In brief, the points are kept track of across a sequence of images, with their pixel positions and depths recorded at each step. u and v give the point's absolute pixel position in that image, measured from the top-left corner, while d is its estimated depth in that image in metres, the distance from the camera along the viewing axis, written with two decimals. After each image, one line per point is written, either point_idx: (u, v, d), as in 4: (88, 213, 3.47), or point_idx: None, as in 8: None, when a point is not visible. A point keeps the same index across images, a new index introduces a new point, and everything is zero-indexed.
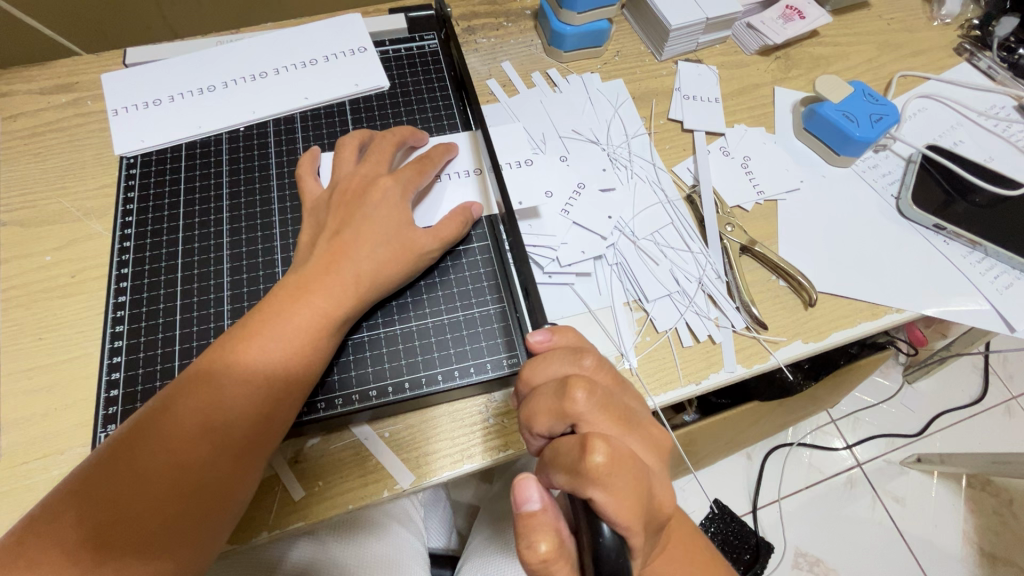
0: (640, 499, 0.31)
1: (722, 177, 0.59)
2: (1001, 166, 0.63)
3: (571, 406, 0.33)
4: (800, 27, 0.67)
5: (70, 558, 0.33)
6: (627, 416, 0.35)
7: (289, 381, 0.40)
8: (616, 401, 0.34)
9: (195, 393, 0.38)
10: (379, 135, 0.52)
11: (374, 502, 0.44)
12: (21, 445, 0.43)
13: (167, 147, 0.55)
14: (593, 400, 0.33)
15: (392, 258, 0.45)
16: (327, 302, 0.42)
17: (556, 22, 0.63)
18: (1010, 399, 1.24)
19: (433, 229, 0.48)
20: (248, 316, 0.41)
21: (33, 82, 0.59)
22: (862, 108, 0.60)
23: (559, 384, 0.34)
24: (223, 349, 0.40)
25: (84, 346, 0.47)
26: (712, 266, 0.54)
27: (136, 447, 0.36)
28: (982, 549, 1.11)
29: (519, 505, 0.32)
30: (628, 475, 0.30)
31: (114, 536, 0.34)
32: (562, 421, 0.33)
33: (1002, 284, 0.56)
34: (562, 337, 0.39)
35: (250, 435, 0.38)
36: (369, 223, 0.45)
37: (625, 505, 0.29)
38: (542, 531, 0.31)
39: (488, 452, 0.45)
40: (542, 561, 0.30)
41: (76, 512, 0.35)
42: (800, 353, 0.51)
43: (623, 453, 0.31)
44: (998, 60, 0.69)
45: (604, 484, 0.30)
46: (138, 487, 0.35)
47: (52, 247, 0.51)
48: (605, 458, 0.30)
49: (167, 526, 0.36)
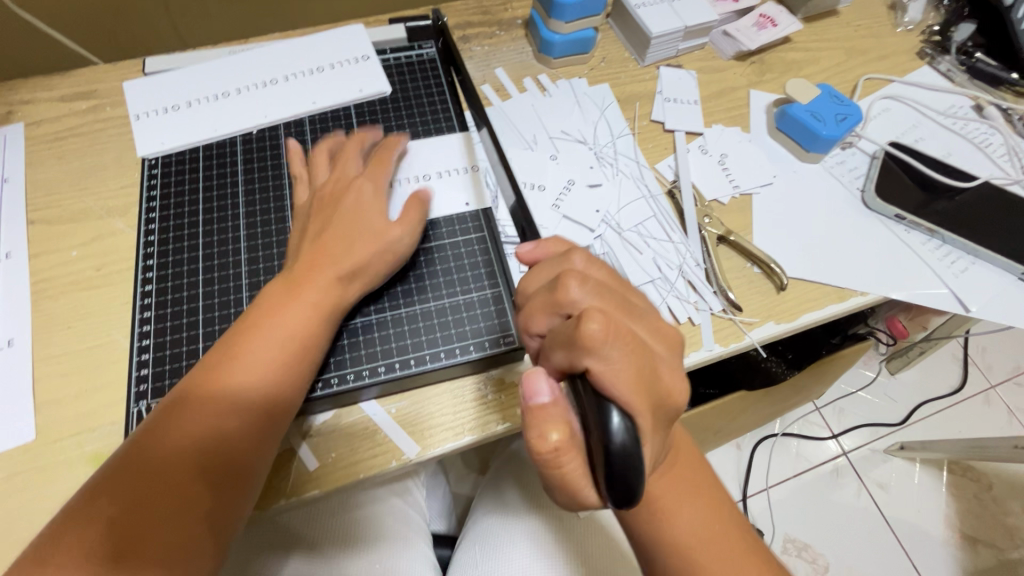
0: (639, 376, 0.33)
1: (701, 173, 0.64)
2: (959, 161, 0.68)
3: (564, 295, 0.36)
4: (773, 34, 0.72)
5: (102, 539, 0.36)
6: (625, 307, 0.38)
7: (292, 365, 0.44)
8: (609, 291, 0.37)
9: (209, 381, 0.42)
10: (345, 141, 0.56)
11: (383, 471, 0.47)
12: (56, 424, 0.47)
13: (184, 149, 0.59)
14: (586, 288, 0.36)
15: (369, 247, 0.48)
16: (312, 291, 0.46)
17: (546, 31, 0.67)
18: (989, 388, 1.29)
19: (400, 218, 0.51)
20: (251, 311, 0.46)
21: (56, 90, 0.63)
22: (829, 108, 0.64)
23: (553, 281, 0.37)
24: (232, 340, 0.44)
25: (112, 333, 0.51)
26: (692, 255, 0.58)
27: (160, 433, 0.40)
28: (962, 533, 1.16)
29: (529, 399, 0.34)
30: (623, 347, 0.33)
31: (142, 515, 0.37)
32: (558, 312, 0.37)
33: (958, 269, 0.61)
34: (548, 247, 0.43)
35: (261, 414, 0.43)
36: (344, 222, 0.49)
37: (623, 376, 0.32)
38: (552, 421, 0.33)
39: (489, 425, 0.49)
40: (553, 449, 0.33)
41: (106, 495, 0.38)
42: (773, 333, 0.55)
43: (618, 328, 0.33)
44: (956, 63, 0.74)
45: (602, 353, 0.32)
46: (145, 490, 0.38)
47: (77, 243, 0.55)
48: (600, 327, 0.32)
49: (190, 502, 0.39)
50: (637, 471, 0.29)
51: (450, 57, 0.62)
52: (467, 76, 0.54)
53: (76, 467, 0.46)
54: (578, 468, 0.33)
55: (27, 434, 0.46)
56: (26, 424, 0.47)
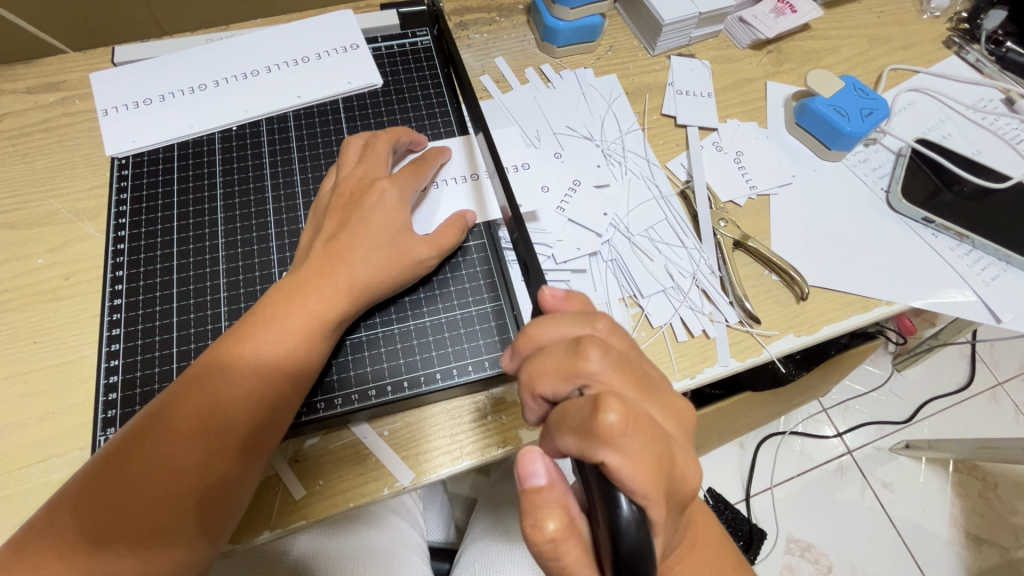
0: (657, 469, 0.29)
1: (716, 173, 0.59)
2: (988, 159, 0.64)
3: (583, 366, 0.31)
4: (792, 21, 0.67)
5: (70, 540, 0.34)
6: (644, 381, 0.33)
7: (283, 383, 0.40)
8: (630, 363, 0.33)
9: (192, 394, 0.38)
10: (376, 133, 0.51)
11: (375, 499, 0.44)
12: (19, 449, 0.43)
13: (158, 147, 0.54)
14: (606, 360, 0.32)
15: (386, 262, 0.44)
16: (324, 296, 0.42)
17: (550, 17, 0.62)
18: (996, 385, 1.27)
19: (429, 237, 0.47)
20: (243, 318, 0.42)
21: (21, 81, 0.58)
22: (853, 102, 0.60)
23: (570, 344, 0.33)
24: (220, 350, 0.40)
25: (80, 349, 0.47)
26: (706, 262, 0.55)
27: (152, 426, 0.37)
28: (967, 532, 1.14)
29: (525, 480, 0.32)
30: (644, 438, 0.29)
31: (116, 520, 0.35)
32: (571, 382, 0.32)
33: (989, 276, 0.57)
34: (574, 301, 0.38)
35: (247, 436, 0.39)
36: (367, 227, 0.45)
37: (641, 470, 0.28)
38: (549, 508, 0.31)
39: (488, 448, 0.46)
40: (551, 540, 0.31)
41: (78, 511, 0.35)
42: (793, 346, 0.52)
43: (639, 415, 0.29)
44: (986, 53, 0.70)
45: (618, 446, 0.28)
46: (131, 486, 0.36)
47: (44, 249, 0.51)
48: (619, 417, 0.28)
49: (165, 526, 0.36)
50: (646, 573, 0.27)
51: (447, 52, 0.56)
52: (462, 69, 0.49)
53: (42, 496, 0.42)
54: (580, 557, 0.31)
55: None
56: None
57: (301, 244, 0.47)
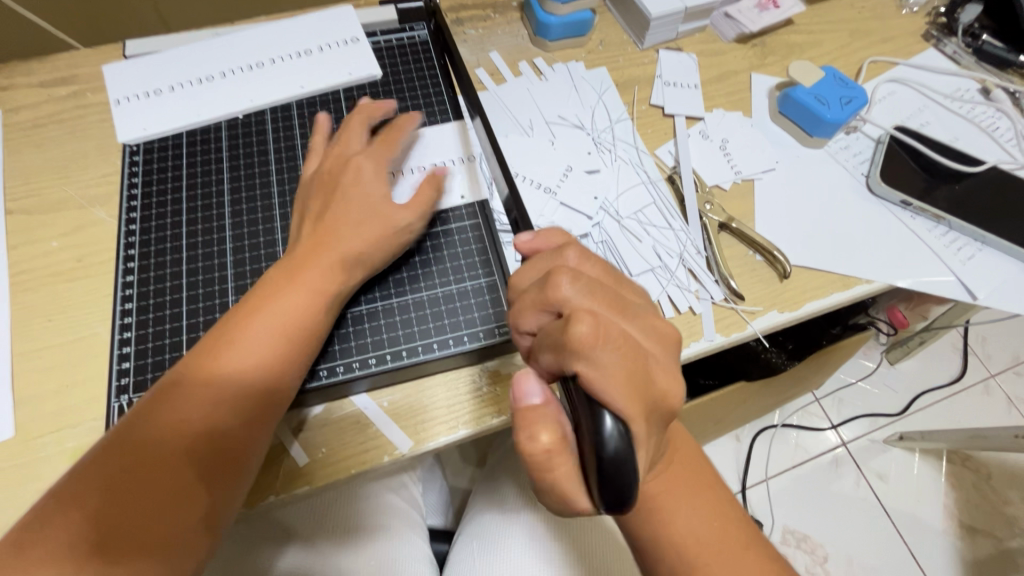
0: (633, 380, 0.32)
1: (702, 159, 0.62)
2: (966, 146, 0.67)
3: (555, 293, 0.35)
4: (775, 15, 0.69)
5: (78, 535, 0.35)
6: (619, 303, 0.36)
7: (278, 370, 0.42)
8: (602, 288, 0.36)
9: (197, 376, 0.40)
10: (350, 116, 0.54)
11: (375, 467, 0.46)
12: (35, 420, 0.45)
13: (168, 135, 0.57)
14: (578, 287, 0.35)
15: (369, 235, 0.46)
16: (317, 283, 0.44)
17: (542, 13, 0.65)
18: (988, 378, 1.28)
19: (406, 203, 0.49)
20: (233, 313, 0.43)
21: (35, 75, 0.60)
22: (833, 91, 0.63)
23: (545, 278, 0.36)
24: (220, 334, 0.42)
25: (92, 326, 0.49)
26: (692, 242, 0.57)
27: (148, 422, 0.39)
28: (961, 522, 1.15)
29: (518, 401, 0.34)
30: (612, 351, 0.32)
31: (120, 514, 0.36)
32: (548, 309, 0.35)
33: (965, 256, 0.59)
34: (549, 238, 0.42)
35: (242, 427, 0.40)
36: (348, 204, 0.47)
37: (614, 379, 0.31)
38: (542, 423, 0.33)
39: (484, 418, 0.48)
40: (545, 451, 0.32)
41: (88, 491, 0.37)
42: (776, 322, 0.54)
43: (610, 330, 0.32)
44: (962, 45, 0.73)
45: (592, 358, 0.31)
46: (133, 480, 0.37)
47: (57, 233, 0.53)
48: (589, 330, 0.32)
49: (179, 501, 0.38)
50: (630, 475, 0.29)
51: (443, 41, 0.59)
52: (456, 55, 0.53)
53: (57, 464, 0.44)
54: (571, 471, 0.32)
55: (8, 430, 0.45)
56: (7, 420, 0.45)
57: (291, 225, 0.50)
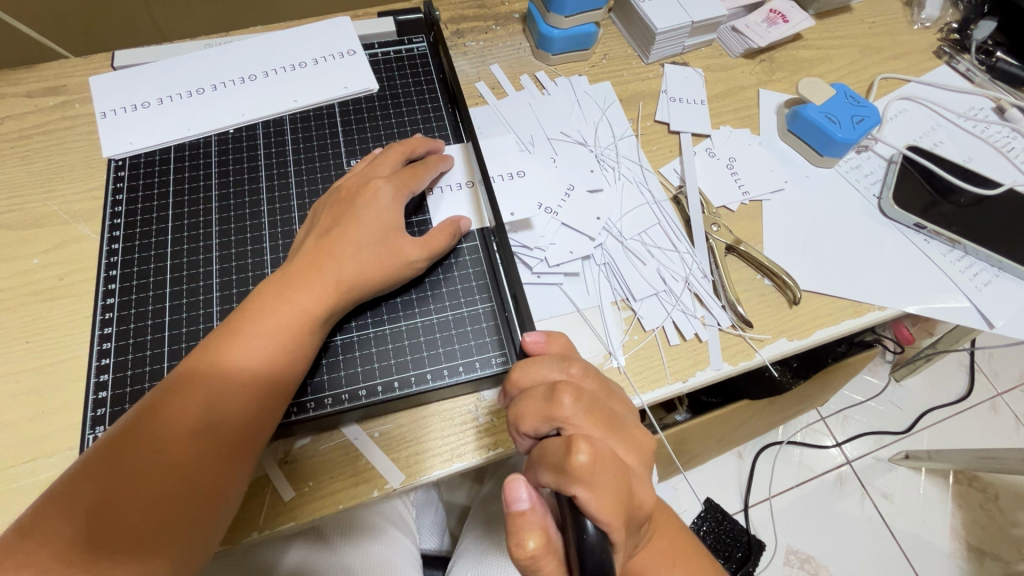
0: (623, 501, 0.31)
1: (708, 178, 0.60)
2: (980, 166, 0.65)
3: (558, 409, 0.34)
4: (784, 30, 0.68)
5: (65, 543, 0.33)
6: (613, 420, 0.36)
7: (277, 377, 0.40)
8: (602, 406, 0.35)
9: (180, 392, 0.38)
10: (389, 147, 0.52)
11: (364, 501, 0.44)
12: (8, 448, 0.43)
13: (155, 149, 0.55)
14: (579, 405, 0.34)
15: (376, 262, 0.45)
16: (312, 297, 0.42)
17: (544, 25, 0.63)
18: (995, 396, 1.26)
19: (420, 240, 0.48)
20: (229, 317, 0.42)
21: (21, 85, 0.58)
22: (845, 109, 0.61)
23: (547, 390, 0.35)
24: (210, 344, 0.40)
25: (72, 349, 0.47)
26: (698, 266, 0.55)
27: (142, 427, 0.37)
28: (969, 545, 1.13)
29: (510, 505, 0.32)
30: (610, 474, 0.31)
31: (111, 522, 0.34)
32: (548, 423, 0.35)
33: (981, 282, 0.57)
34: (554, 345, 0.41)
35: (238, 435, 0.38)
36: (357, 226, 0.45)
37: (608, 502, 0.30)
38: (529, 529, 0.32)
39: (479, 451, 0.46)
40: (531, 558, 0.31)
41: (66, 514, 0.34)
42: (785, 350, 0.52)
43: (606, 454, 0.32)
44: (976, 62, 0.71)
45: (588, 482, 0.30)
46: (126, 486, 0.35)
47: (39, 250, 0.51)
48: (588, 457, 0.31)
49: (167, 510, 0.35)
50: None
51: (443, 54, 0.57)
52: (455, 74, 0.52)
53: (30, 496, 0.42)
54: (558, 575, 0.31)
55: None
56: None
57: (295, 243, 0.47)
